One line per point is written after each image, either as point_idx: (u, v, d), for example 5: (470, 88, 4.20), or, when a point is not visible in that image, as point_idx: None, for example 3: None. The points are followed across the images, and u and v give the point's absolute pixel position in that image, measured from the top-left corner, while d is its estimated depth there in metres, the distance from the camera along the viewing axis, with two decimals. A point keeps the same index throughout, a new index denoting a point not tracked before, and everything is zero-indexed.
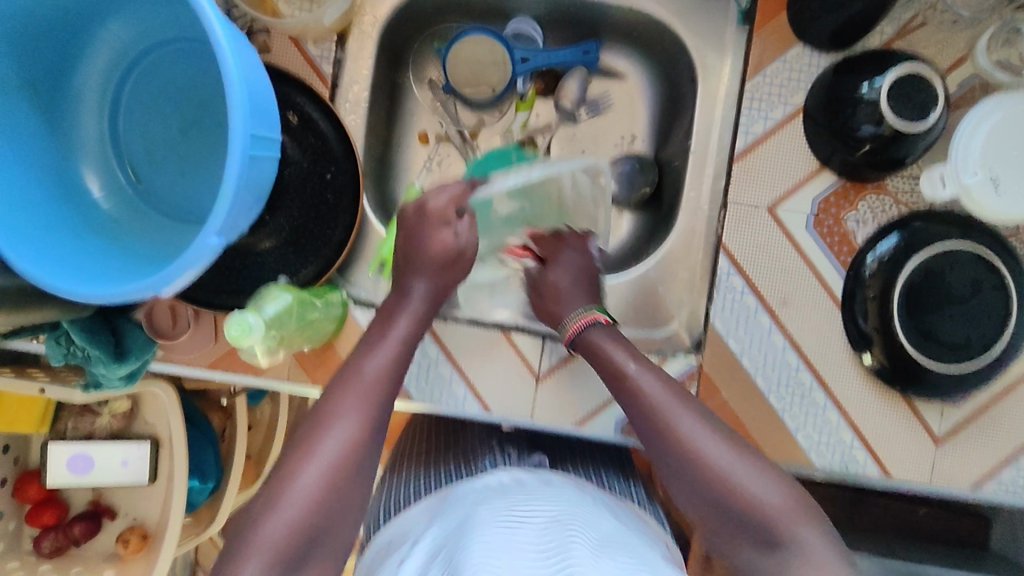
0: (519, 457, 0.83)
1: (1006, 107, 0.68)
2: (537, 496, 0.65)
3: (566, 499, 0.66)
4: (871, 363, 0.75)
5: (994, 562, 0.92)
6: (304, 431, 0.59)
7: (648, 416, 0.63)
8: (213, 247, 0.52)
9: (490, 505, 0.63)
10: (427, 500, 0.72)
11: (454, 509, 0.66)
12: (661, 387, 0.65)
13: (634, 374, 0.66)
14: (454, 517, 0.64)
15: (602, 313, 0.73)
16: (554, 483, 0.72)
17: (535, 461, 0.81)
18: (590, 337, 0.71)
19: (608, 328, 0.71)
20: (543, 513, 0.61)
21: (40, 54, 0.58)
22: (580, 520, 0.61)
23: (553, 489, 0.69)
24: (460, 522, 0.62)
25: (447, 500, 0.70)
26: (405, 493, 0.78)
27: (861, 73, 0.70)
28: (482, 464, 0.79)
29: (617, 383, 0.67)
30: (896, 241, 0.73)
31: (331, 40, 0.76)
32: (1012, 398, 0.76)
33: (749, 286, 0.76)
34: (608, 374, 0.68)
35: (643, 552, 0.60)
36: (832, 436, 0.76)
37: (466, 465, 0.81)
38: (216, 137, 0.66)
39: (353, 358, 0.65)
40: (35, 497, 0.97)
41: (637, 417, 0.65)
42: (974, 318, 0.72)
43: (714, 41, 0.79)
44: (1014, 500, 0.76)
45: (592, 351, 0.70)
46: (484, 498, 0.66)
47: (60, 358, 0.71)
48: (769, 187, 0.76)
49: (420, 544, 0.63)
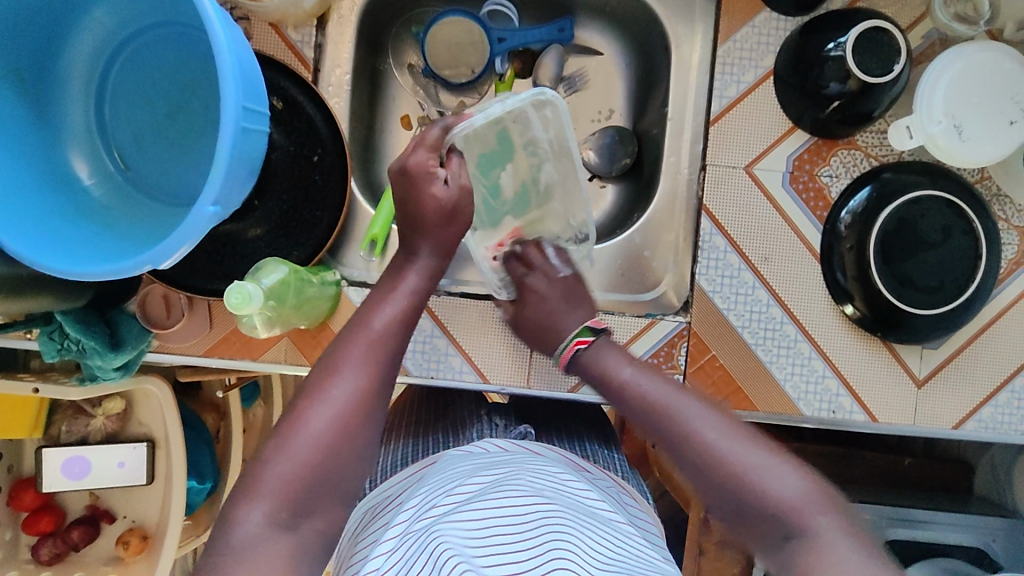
0: (506, 427, 0.84)
1: (962, 58, 0.72)
2: (526, 467, 0.66)
3: (557, 474, 0.66)
4: (852, 313, 0.78)
5: (979, 505, 0.96)
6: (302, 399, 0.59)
7: (644, 408, 0.65)
8: (210, 216, 0.53)
9: (480, 476, 0.63)
10: (413, 466, 0.73)
11: (440, 473, 0.66)
12: (659, 383, 0.67)
13: (628, 377, 0.68)
14: (443, 481, 0.63)
15: (582, 336, 0.73)
16: (543, 455, 0.72)
17: (521, 432, 0.81)
18: (584, 359, 0.72)
19: (596, 346, 0.72)
20: (530, 486, 0.61)
21: (24, 41, 0.59)
22: (566, 494, 0.62)
23: (545, 463, 0.69)
24: (447, 490, 0.61)
25: (436, 465, 0.69)
26: (398, 462, 0.78)
27: (826, 32, 0.72)
28: (469, 434, 0.80)
29: (614, 389, 0.69)
30: (868, 193, 0.76)
31: (311, 25, 0.77)
32: (987, 339, 0.79)
33: (731, 245, 0.79)
34: (606, 386, 0.69)
35: (624, 530, 0.61)
36: (819, 384, 0.79)
37: (455, 435, 0.81)
38: (203, 119, 0.66)
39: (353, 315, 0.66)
40: (31, 504, 0.96)
41: (632, 412, 0.67)
42: (947, 261, 0.75)
43: (685, 13, 0.81)
44: (992, 437, 0.80)
45: (588, 373, 0.72)
46: (473, 466, 0.66)
47: (54, 355, 0.71)
48: (745, 147, 0.79)
49: (407, 507, 0.62)
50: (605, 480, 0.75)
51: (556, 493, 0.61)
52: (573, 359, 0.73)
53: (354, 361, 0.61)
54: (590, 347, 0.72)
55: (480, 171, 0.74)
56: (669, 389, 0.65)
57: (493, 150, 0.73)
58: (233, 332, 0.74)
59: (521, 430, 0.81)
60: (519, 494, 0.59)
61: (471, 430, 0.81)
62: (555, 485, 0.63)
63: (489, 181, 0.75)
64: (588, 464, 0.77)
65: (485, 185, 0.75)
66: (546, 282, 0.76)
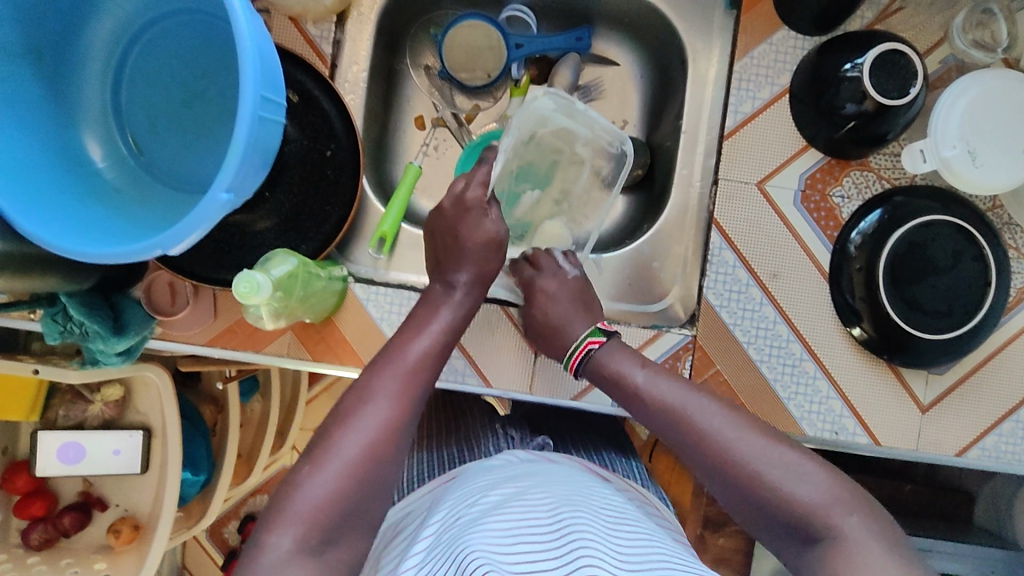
0: (522, 439, 0.83)
1: (979, 83, 0.72)
2: (548, 478, 0.65)
3: (581, 484, 0.66)
4: (859, 334, 0.77)
5: (979, 536, 0.95)
6: (327, 419, 0.59)
7: (664, 416, 0.64)
8: (223, 203, 0.53)
9: (503, 487, 0.63)
10: (433, 482, 0.72)
11: (461, 487, 0.66)
12: (675, 386, 0.66)
13: (641, 383, 0.67)
14: (465, 495, 0.63)
15: (594, 336, 0.72)
16: (561, 463, 0.72)
17: (538, 443, 0.82)
18: (596, 363, 0.71)
19: (608, 349, 0.71)
20: (555, 496, 0.61)
21: (45, 22, 0.59)
22: (590, 504, 0.61)
23: (564, 471, 0.68)
24: (471, 502, 0.61)
25: (457, 479, 0.69)
26: (416, 476, 0.78)
27: (843, 53, 0.72)
28: (485, 447, 0.80)
29: (630, 396, 0.68)
30: (880, 215, 0.76)
31: (330, 21, 0.77)
32: (993, 368, 0.79)
33: (740, 260, 0.79)
34: (618, 387, 0.69)
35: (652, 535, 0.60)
36: (822, 405, 0.78)
37: (470, 449, 0.81)
38: (219, 108, 0.67)
39: (391, 342, 0.66)
40: (23, 487, 0.96)
41: (652, 419, 0.66)
42: (957, 287, 0.75)
43: (704, 26, 0.81)
44: (995, 466, 0.79)
45: (601, 376, 0.71)
46: (497, 478, 0.65)
47: (56, 337, 0.70)
48: (758, 163, 0.79)
49: (431, 521, 0.62)
50: (627, 488, 0.75)
51: (582, 501, 0.61)
52: (583, 363, 0.72)
53: (371, 386, 0.60)
54: (602, 348, 0.72)
55: (516, 161, 0.81)
56: (687, 393, 0.64)
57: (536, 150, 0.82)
58: (238, 323, 0.74)
59: (539, 441, 0.82)
60: (545, 503, 0.59)
61: (486, 443, 0.82)
62: (581, 496, 0.62)
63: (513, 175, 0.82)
64: (606, 471, 0.77)
65: (511, 185, 0.82)
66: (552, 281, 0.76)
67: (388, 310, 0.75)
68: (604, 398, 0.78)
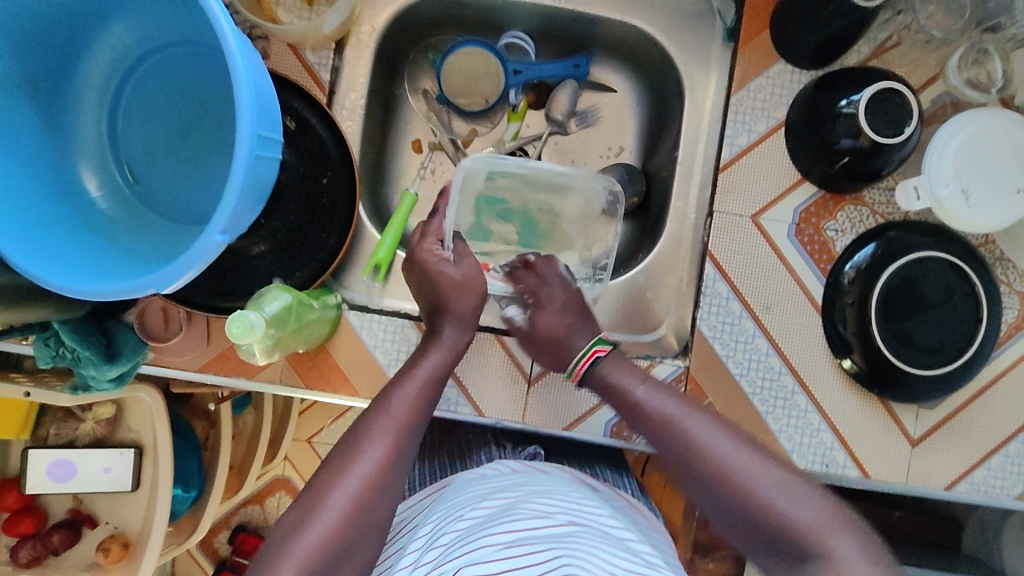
0: (514, 449, 0.85)
1: (974, 122, 0.73)
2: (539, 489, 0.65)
3: (569, 495, 0.65)
4: (850, 367, 0.77)
5: (966, 565, 0.96)
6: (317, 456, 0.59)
7: (662, 429, 0.65)
8: (218, 244, 0.52)
9: (493, 501, 0.62)
10: (426, 489, 0.72)
11: (453, 499, 0.65)
12: (673, 401, 0.67)
13: (645, 396, 0.68)
14: (456, 508, 0.63)
15: (599, 345, 0.73)
16: (553, 475, 0.72)
17: (529, 453, 0.84)
18: (599, 373, 0.72)
19: (613, 358, 0.72)
20: (546, 506, 0.60)
21: (42, 54, 0.59)
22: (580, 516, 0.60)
23: (556, 483, 0.68)
24: (464, 516, 0.60)
25: (448, 490, 0.69)
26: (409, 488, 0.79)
27: (840, 90, 0.72)
28: (477, 457, 0.82)
29: (631, 408, 0.69)
30: (873, 250, 0.76)
31: (329, 48, 0.77)
32: (982, 403, 0.79)
33: (734, 292, 0.79)
34: (624, 404, 0.69)
35: (640, 548, 0.59)
36: (813, 437, 0.78)
37: (462, 459, 0.83)
38: (217, 138, 0.67)
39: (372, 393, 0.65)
40: (13, 505, 0.96)
41: (654, 436, 0.66)
42: (948, 324, 0.76)
43: (701, 57, 0.82)
44: (984, 500, 0.79)
45: (605, 387, 0.71)
46: (489, 492, 0.65)
47: (48, 361, 0.71)
48: (752, 196, 0.79)
49: (418, 536, 0.62)
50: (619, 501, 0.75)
51: (567, 512, 0.60)
52: (586, 373, 0.72)
53: None
54: (608, 357, 0.72)
55: (512, 200, 0.82)
56: (681, 406, 0.66)
57: (540, 199, 0.82)
58: (231, 348, 0.74)
59: (531, 451, 0.84)
60: (531, 514, 0.58)
61: (478, 454, 0.83)
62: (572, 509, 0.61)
63: (501, 210, 0.83)
64: (596, 482, 0.77)
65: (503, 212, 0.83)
66: (562, 294, 0.76)
67: (382, 337, 0.75)
68: (597, 429, 0.78)
